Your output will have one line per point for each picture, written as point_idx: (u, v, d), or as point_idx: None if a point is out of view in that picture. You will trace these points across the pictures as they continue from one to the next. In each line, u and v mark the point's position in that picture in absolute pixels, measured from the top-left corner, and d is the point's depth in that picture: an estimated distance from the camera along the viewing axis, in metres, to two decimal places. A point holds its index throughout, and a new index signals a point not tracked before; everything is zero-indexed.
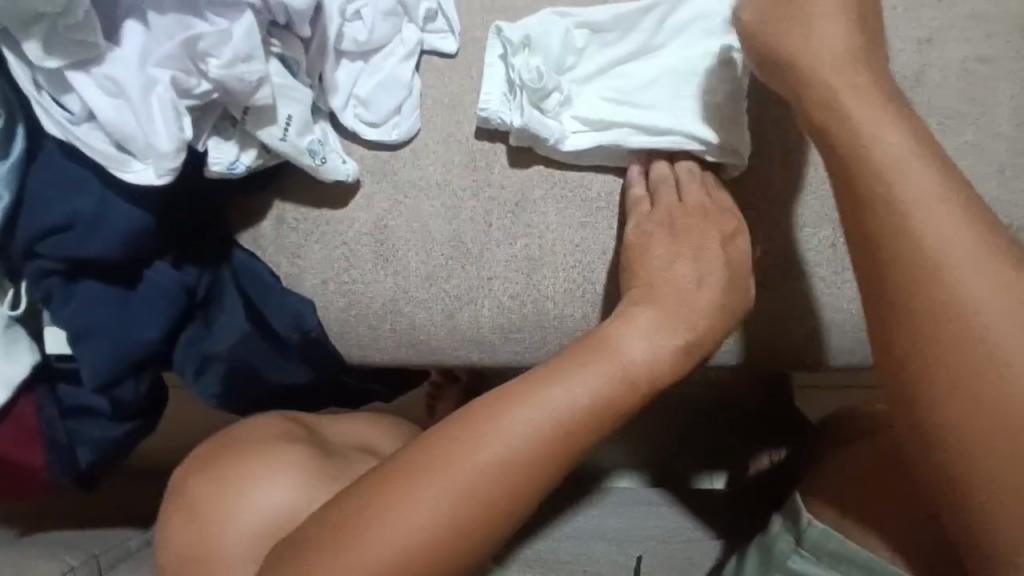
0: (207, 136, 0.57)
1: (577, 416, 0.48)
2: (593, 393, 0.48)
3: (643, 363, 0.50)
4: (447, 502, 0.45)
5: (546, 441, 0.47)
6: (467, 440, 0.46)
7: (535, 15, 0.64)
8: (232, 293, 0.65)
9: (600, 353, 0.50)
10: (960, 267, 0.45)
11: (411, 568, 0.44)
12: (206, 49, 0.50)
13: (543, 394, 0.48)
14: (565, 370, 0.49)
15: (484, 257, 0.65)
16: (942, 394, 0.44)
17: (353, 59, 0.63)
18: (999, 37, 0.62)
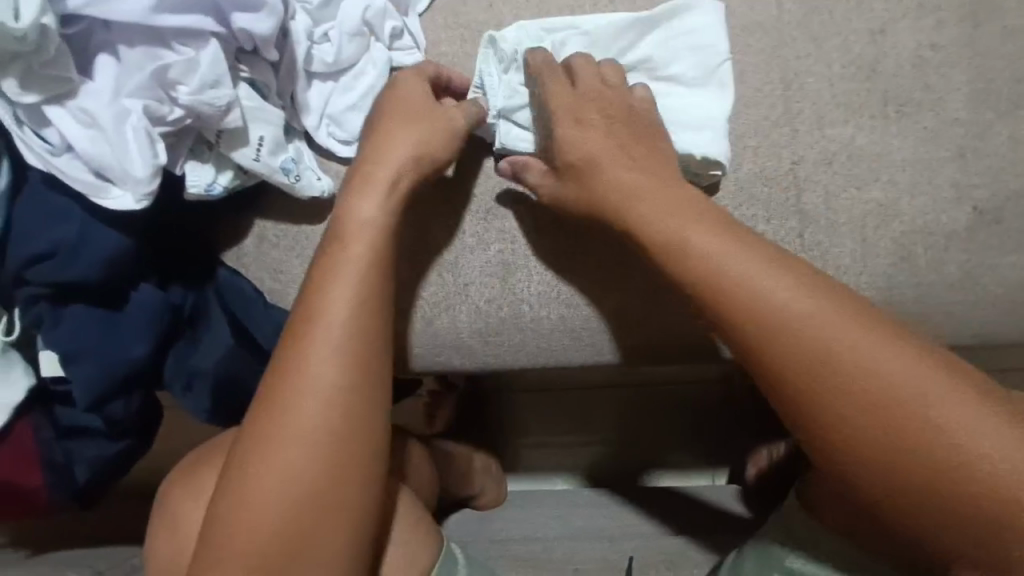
0: (184, 160, 0.60)
1: (355, 309, 0.54)
2: (362, 283, 0.55)
3: (375, 244, 0.57)
4: (295, 436, 0.51)
5: (347, 341, 0.53)
6: (280, 385, 0.52)
7: (525, 28, 0.66)
8: (218, 309, 0.67)
9: (338, 257, 0.56)
10: (787, 298, 0.50)
11: (301, 492, 0.51)
12: (176, 78, 0.53)
13: (316, 301, 0.54)
14: (323, 281, 0.55)
15: (461, 265, 0.67)
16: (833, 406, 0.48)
17: (324, 79, 0.66)
18: (948, 26, 0.64)
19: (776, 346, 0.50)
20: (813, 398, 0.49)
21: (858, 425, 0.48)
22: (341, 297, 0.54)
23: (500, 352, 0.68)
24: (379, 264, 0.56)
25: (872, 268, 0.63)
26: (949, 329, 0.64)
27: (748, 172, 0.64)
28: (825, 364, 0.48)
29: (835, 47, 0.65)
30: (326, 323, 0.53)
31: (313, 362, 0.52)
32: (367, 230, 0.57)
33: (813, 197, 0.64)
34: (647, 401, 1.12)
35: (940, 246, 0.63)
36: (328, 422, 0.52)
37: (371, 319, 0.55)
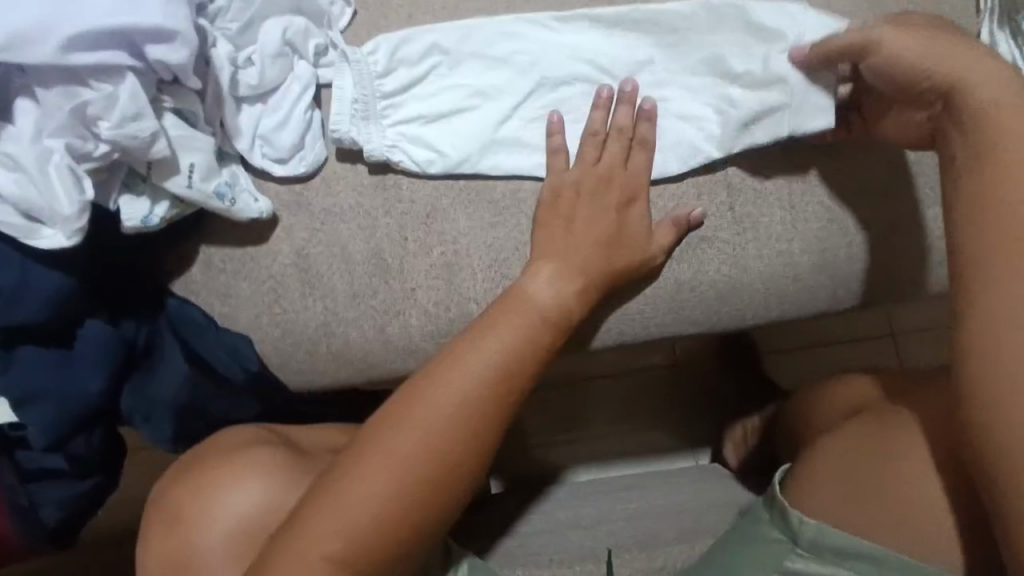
0: (118, 195, 0.61)
1: (491, 379, 0.58)
2: (502, 345, 0.59)
3: (555, 289, 0.62)
4: (393, 479, 0.54)
5: (472, 399, 0.57)
6: (389, 428, 0.55)
7: (383, 36, 0.68)
8: (170, 340, 0.68)
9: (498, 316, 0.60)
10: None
11: (373, 532, 0.53)
12: (96, 113, 0.54)
13: (482, 335, 0.59)
14: (486, 332, 0.59)
15: (406, 270, 0.68)
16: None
17: (252, 103, 0.67)
18: None
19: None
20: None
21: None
22: (483, 366, 0.58)
23: None
24: (540, 324, 0.61)
25: (802, 234, 0.67)
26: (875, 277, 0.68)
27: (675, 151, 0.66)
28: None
29: (747, 23, 0.67)
30: (466, 376, 0.57)
31: (427, 427, 0.55)
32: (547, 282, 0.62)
33: (739, 169, 0.67)
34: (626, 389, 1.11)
35: None
36: (424, 475, 0.54)
37: (494, 390, 0.58)
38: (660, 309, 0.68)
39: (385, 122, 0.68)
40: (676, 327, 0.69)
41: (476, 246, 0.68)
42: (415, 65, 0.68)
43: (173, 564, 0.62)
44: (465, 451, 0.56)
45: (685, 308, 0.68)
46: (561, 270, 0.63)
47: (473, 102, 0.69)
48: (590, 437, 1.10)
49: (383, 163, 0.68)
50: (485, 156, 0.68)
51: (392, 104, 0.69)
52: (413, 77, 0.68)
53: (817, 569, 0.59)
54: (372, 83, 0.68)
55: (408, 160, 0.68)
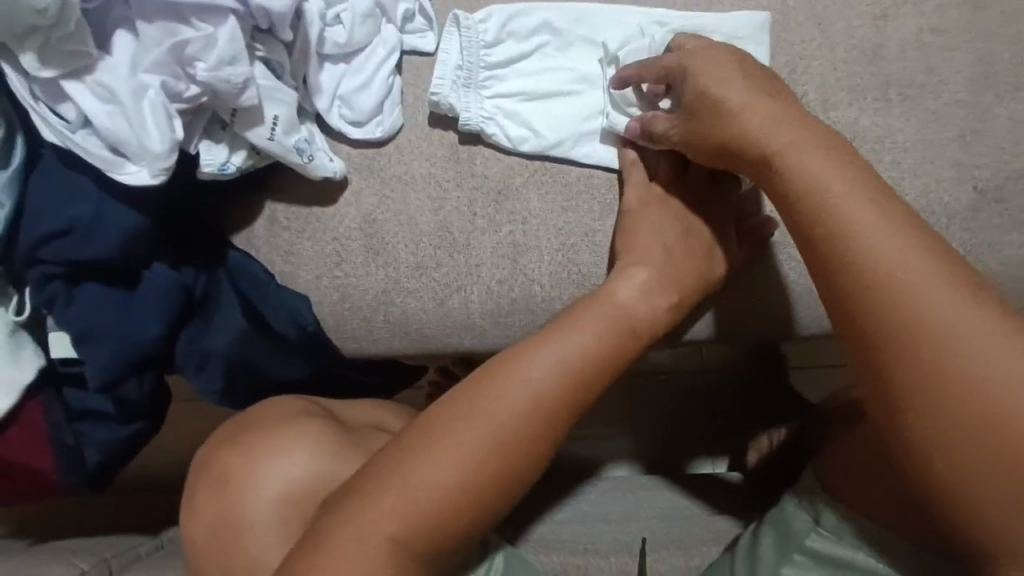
0: (199, 139, 0.60)
1: (564, 382, 0.55)
2: (581, 348, 0.56)
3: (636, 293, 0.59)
4: (450, 473, 0.52)
5: (542, 401, 0.54)
6: (451, 420, 0.54)
7: (497, 6, 0.68)
8: (229, 293, 0.67)
9: (578, 316, 0.58)
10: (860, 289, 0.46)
11: (423, 522, 0.51)
12: (194, 54, 0.53)
13: (561, 335, 0.56)
14: (564, 332, 0.56)
15: (472, 245, 0.68)
16: (931, 399, 0.44)
17: (335, 62, 0.67)
18: (951, 8, 0.65)
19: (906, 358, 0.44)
20: (904, 378, 0.44)
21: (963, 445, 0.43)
22: (559, 372, 0.55)
23: (510, 334, 0.69)
24: (620, 328, 0.57)
25: None
26: None
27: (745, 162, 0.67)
28: (936, 361, 0.44)
29: (840, 30, 0.66)
30: (538, 377, 0.54)
31: (494, 428, 0.53)
32: (630, 286, 0.59)
33: None
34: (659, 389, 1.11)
35: (942, 224, 0.64)
36: (482, 471, 0.52)
37: (566, 395, 0.55)
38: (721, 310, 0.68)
39: (484, 93, 0.68)
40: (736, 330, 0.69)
41: (548, 227, 0.67)
42: (525, 43, 0.68)
43: (215, 523, 0.59)
44: (527, 453, 0.54)
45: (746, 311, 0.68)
46: (657, 281, 0.60)
47: (574, 86, 0.68)
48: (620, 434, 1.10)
49: (475, 134, 0.68)
50: (578, 139, 0.67)
51: (496, 78, 0.68)
52: (520, 55, 0.68)
53: (833, 548, 0.58)
54: (479, 54, 0.68)
55: (506, 137, 0.67)
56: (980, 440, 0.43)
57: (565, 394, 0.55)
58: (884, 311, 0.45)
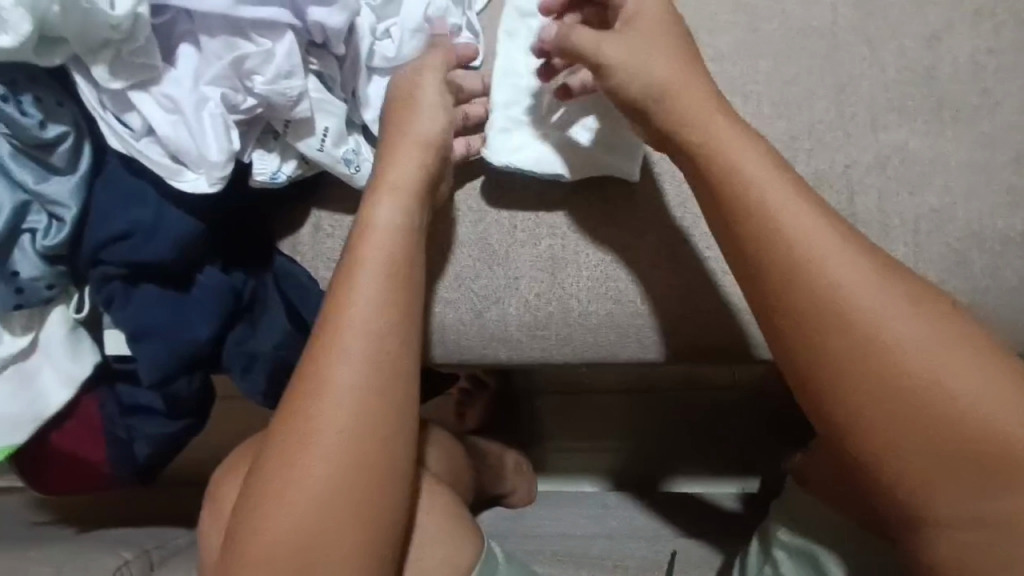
0: (252, 148, 0.62)
1: (382, 334, 0.54)
2: (382, 299, 0.54)
3: (395, 232, 0.57)
4: (314, 470, 0.51)
5: (371, 364, 0.53)
6: (299, 416, 0.52)
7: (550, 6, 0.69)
8: (274, 296, 0.69)
9: (358, 270, 0.55)
10: (870, 306, 0.47)
11: (305, 523, 0.51)
12: (252, 67, 0.55)
13: (352, 290, 0.55)
14: (352, 289, 0.55)
15: (510, 258, 0.69)
16: (858, 354, 0.47)
17: (383, 74, 0.68)
18: (1006, 30, 0.65)
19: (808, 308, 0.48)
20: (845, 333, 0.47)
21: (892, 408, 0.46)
22: (366, 308, 0.54)
23: (544, 347, 0.70)
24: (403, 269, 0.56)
25: (924, 271, 0.63)
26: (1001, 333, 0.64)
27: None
28: (877, 350, 0.47)
29: (892, 50, 0.66)
30: (353, 341, 0.53)
31: (339, 385, 0.52)
32: (388, 226, 0.57)
33: (865, 200, 0.64)
34: (690, 404, 1.10)
35: (996, 250, 0.63)
36: (342, 453, 0.52)
37: (389, 347, 0.54)
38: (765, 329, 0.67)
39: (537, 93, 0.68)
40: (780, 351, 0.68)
41: (583, 241, 0.68)
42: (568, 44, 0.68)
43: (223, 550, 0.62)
44: (376, 423, 0.52)
45: None
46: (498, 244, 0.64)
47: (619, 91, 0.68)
48: (648, 449, 1.09)
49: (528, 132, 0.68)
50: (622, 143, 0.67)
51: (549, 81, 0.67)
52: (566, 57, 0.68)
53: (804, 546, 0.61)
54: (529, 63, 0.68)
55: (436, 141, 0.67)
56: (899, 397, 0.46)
57: (385, 349, 0.54)
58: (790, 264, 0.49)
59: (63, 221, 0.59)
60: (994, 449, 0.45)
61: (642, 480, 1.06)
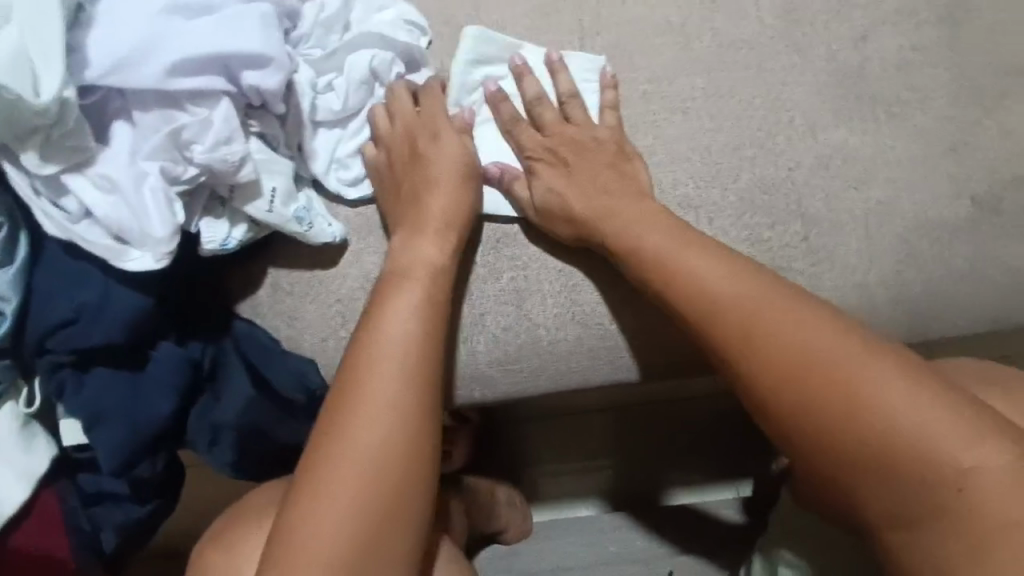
0: (199, 217, 0.61)
1: (417, 345, 0.57)
2: (418, 314, 0.58)
3: (421, 258, 0.61)
4: (358, 473, 0.51)
5: (411, 368, 0.55)
6: (342, 421, 0.53)
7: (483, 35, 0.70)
8: (235, 362, 0.67)
9: (394, 288, 0.59)
10: (794, 339, 0.53)
11: (352, 526, 0.50)
12: (190, 138, 0.54)
13: (384, 310, 0.58)
14: (386, 307, 0.58)
15: (475, 295, 0.68)
16: (789, 390, 0.52)
17: (330, 127, 0.68)
18: (929, 28, 0.67)
19: (734, 348, 0.55)
20: (772, 369, 0.53)
21: (834, 432, 0.50)
22: (401, 332, 0.57)
23: (519, 380, 0.69)
24: (436, 289, 0.60)
25: (878, 265, 0.65)
26: (961, 320, 0.65)
27: (733, 190, 0.67)
28: (807, 378, 0.51)
29: (821, 55, 0.68)
30: (391, 351, 0.56)
31: (381, 391, 0.54)
32: (414, 257, 0.61)
33: (812, 201, 0.66)
34: (681, 415, 1.08)
35: (943, 237, 0.65)
36: (387, 453, 0.52)
37: (427, 354, 0.57)
38: None
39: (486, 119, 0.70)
40: None
41: (544, 269, 0.68)
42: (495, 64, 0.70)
43: None
44: (421, 425, 0.54)
45: None
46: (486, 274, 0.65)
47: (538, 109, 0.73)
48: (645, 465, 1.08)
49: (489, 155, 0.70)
50: None
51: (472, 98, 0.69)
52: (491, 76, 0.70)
53: None
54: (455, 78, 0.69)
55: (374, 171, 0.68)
56: (840, 420, 0.50)
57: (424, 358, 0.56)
58: (722, 312, 0.57)
59: (4, 315, 0.56)
60: (926, 456, 0.47)
61: (639, 502, 1.05)
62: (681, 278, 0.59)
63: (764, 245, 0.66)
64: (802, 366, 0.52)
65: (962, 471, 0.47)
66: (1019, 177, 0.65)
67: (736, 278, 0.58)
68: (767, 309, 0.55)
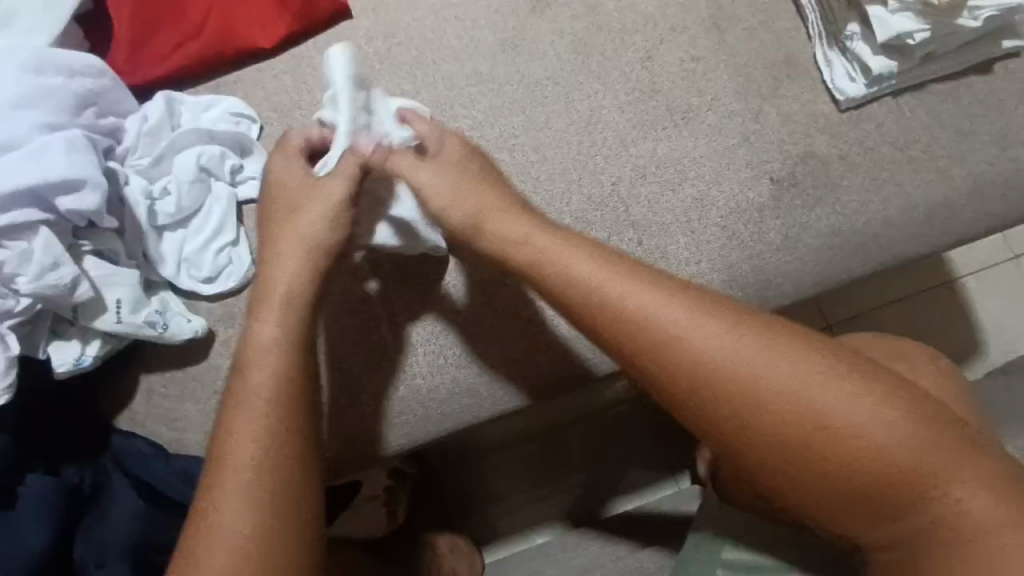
0: (46, 342, 0.62)
1: (268, 455, 0.55)
2: (268, 421, 0.56)
3: (268, 359, 0.58)
4: None
5: (262, 481, 0.54)
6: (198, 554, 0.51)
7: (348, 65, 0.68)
8: (118, 477, 0.67)
9: (243, 395, 0.57)
10: (774, 384, 0.53)
11: None
12: (13, 271, 0.57)
13: (235, 422, 0.56)
14: (236, 418, 0.56)
15: (346, 361, 0.70)
16: (775, 435, 0.53)
17: (173, 229, 0.70)
18: (702, 38, 0.74)
19: (718, 398, 0.53)
20: (758, 418, 0.53)
21: (810, 470, 0.53)
22: (251, 442, 0.55)
23: (409, 429, 0.71)
24: (287, 389, 0.58)
25: (708, 253, 0.71)
26: (793, 287, 0.71)
27: (568, 213, 0.72)
28: (798, 420, 0.52)
29: (616, 78, 0.74)
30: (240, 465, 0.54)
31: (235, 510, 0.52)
32: (264, 359, 0.58)
33: (638, 208, 0.72)
34: (605, 426, 1.11)
35: (756, 218, 0.71)
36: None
37: (281, 459, 0.55)
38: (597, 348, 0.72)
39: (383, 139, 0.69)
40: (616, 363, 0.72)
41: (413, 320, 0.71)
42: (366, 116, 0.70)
43: None
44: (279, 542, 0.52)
45: None
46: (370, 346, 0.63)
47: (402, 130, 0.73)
48: (580, 481, 1.09)
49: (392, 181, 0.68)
50: None
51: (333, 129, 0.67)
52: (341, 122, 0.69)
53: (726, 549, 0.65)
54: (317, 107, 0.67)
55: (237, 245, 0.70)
56: (821, 459, 0.52)
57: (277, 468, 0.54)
58: (689, 363, 0.54)
59: None
60: (890, 481, 0.52)
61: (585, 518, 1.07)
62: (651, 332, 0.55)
63: None
64: (783, 413, 0.52)
65: (928, 487, 0.52)
66: (809, 153, 0.72)
67: (707, 320, 0.55)
68: (747, 356, 0.53)
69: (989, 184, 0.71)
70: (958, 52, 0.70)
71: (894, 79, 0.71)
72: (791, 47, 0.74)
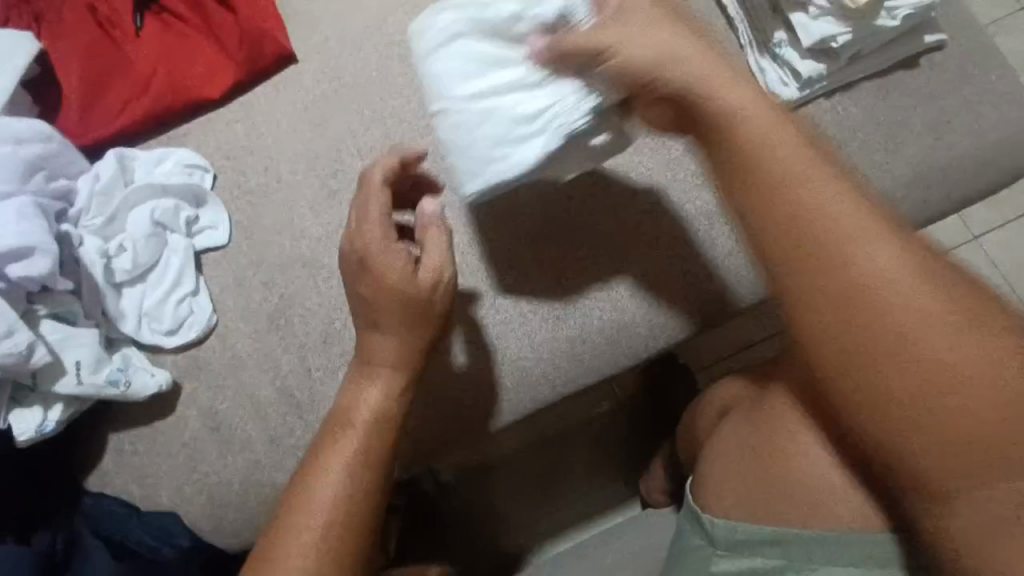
0: (8, 412, 0.61)
1: (341, 514, 0.57)
2: (347, 480, 0.58)
3: (367, 415, 0.61)
4: None
5: (332, 539, 0.56)
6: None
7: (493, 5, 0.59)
8: (91, 540, 0.67)
9: (333, 449, 0.59)
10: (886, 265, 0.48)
11: None
12: None
13: (314, 475, 0.58)
14: (319, 469, 0.58)
15: (317, 400, 0.72)
16: (872, 319, 0.47)
17: (132, 284, 0.70)
18: None
19: (828, 261, 0.48)
20: (857, 297, 0.47)
21: (906, 377, 0.46)
22: (330, 498, 0.57)
23: None
24: (376, 448, 0.60)
25: (661, 266, 0.73)
26: (747, 290, 0.73)
27: (521, 233, 0.74)
28: (901, 316, 0.47)
29: None
30: (313, 516, 0.56)
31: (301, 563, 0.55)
32: (368, 409, 0.61)
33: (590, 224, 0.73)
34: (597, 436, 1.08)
35: (704, 227, 0.73)
36: None
37: (353, 518, 0.57)
38: (562, 366, 0.72)
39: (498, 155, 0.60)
40: (579, 380, 0.73)
41: None
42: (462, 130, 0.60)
43: None
44: None
45: (583, 359, 0.72)
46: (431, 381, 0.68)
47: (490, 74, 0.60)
48: (570, 497, 1.07)
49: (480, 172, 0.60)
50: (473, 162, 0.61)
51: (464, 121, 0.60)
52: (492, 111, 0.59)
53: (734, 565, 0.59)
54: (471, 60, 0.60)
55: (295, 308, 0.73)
56: (917, 370, 0.46)
57: (346, 524, 0.57)
58: (794, 228, 0.50)
59: None
60: (985, 430, 0.45)
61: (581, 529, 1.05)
62: (773, 190, 0.50)
63: (556, 275, 0.73)
64: (894, 300, 0.47)
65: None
66: None
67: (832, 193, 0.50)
68: (872, 223, 0.49)
69: (925, 174, 0.74)
70: (883, 49, 0.73)
71: (824, 81, 0.73)
72: (724, 58, 0.76)
